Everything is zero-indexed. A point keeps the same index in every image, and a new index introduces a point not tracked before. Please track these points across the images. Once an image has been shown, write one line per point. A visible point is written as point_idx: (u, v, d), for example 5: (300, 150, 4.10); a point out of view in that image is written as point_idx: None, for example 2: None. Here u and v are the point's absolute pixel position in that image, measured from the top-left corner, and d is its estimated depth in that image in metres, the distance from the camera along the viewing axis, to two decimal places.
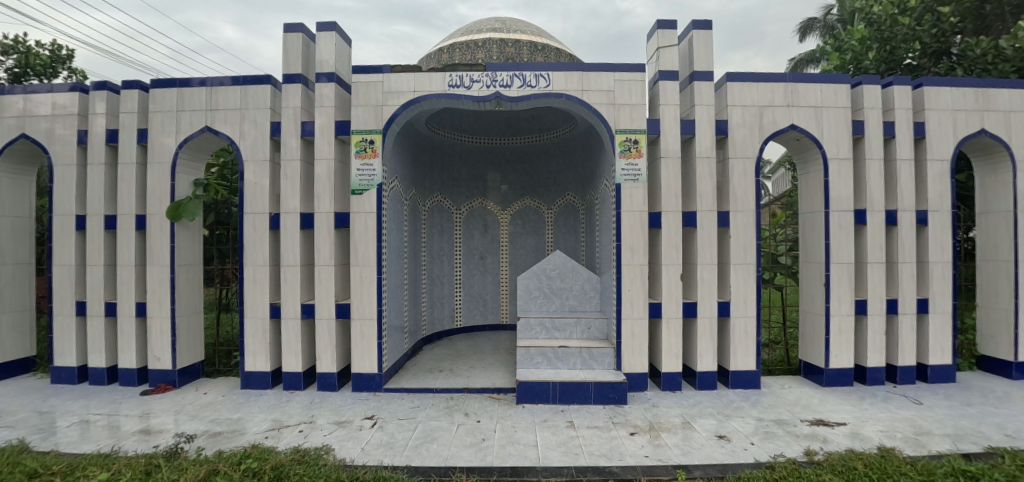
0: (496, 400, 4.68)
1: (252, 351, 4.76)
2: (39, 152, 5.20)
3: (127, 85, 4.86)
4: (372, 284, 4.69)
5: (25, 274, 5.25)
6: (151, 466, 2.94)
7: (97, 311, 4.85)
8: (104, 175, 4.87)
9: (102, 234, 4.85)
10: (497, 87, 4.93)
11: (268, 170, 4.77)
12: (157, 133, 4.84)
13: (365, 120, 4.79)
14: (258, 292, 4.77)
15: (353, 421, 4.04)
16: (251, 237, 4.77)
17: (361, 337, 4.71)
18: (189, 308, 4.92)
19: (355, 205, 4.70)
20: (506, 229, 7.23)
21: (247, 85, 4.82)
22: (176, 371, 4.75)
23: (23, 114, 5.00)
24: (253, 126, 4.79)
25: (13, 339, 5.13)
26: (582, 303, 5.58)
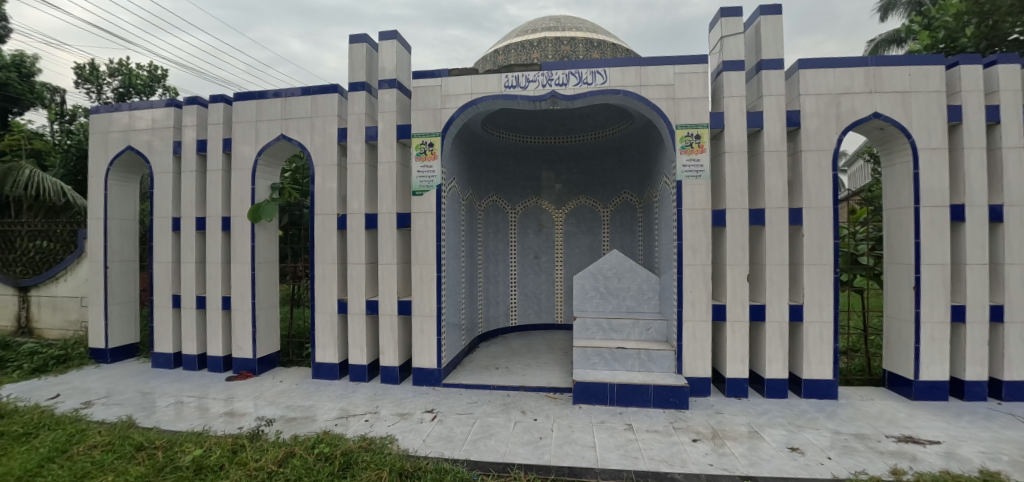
0: (552, 400, 4.66)
1: (322, 343, 5.06)
2: (142, 161, 5.83)
3: (214, 99, 5.34)
4: (432, 282, 4.83)
5: (131, 270, 5.91)
6: (236, 445, 3.19)
7: (189, 303, 5.35)
8: (195, 180, 5.37)
9: (194, 234, 5.36)
10: (553, 86, 4.92)
11: (335, 173, 5.05)
12: (238, 141, 5.27)
13: (425, 124, 4.95)
14: (327, 289, 5.06)
15: (414, 413, 4.19)
16: (320, 237, 5.06)
17: (421, 333, 4.87)
18: (267, 302, 5.32)
19: (416, 205, 4.86)
20: (561, 229, 7.20)
21: (317, 94, 5.13)
22: (256, 360, 5.15)
23: (129, 128, 5.62)
24: (322, 132, 5.09)
25: (121, 327, 5.77)
26: (640, 304, 5.43)
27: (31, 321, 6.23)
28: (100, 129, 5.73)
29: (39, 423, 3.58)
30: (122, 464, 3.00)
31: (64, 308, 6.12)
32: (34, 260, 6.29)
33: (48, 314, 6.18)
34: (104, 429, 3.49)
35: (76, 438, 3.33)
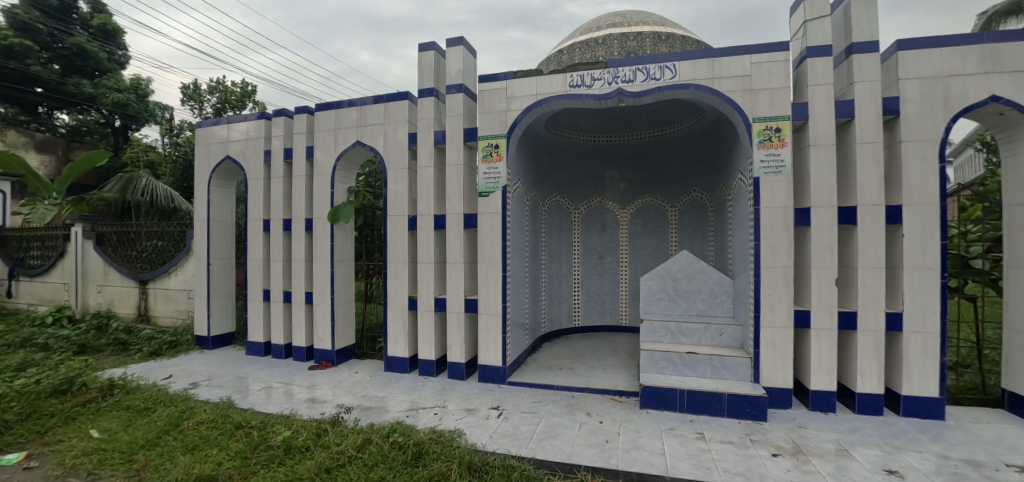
0: (619, 403, 4.55)
1: (393, 338, 5.31)
2: (238, 170, 6.44)
3: (298, 110, 5.78)
4: (497, 281, 4.90)
5: (228, 267, 6.54)
6: (319, 429, 3.42)
7: (277, 297, 5.83)
8: (282, 185, 5.85)
9: (281, 234, 5.83)
10: (620, 83, 4.82)
11: (406, 176, 5.28)
12: (319, 148, 5.66)
13: (490, 126, 5.04)
14: (399, 286, 5.30)
15: (481, 409, 4.27)
16: (393, 237, 5.31)
17: (486, 331, 4.96)
18: (344, 298, 5.67)
19: (482, 206, 4.97)
20: (626, 229, 7.02)
21: (389, 101, 5.39)
22: (334, 351, 5.50)
23: (227, 139, 6.23)
24: (394, 137, 5.34)
25: (220, 318, 6.40)
26: (712, 308, 5.17)
27: (149, 310, 7.09)
28: (204, 141, 6.40)
29: (157, 400, 4.06)
30: (224, 440, 3.32)
31: (175, 300, 6.90)
32: (152, 257, 7.20)
33: (162, 305, 7.00)
34: (208, 408, 3.89)
35: (186, 414, 3.74)
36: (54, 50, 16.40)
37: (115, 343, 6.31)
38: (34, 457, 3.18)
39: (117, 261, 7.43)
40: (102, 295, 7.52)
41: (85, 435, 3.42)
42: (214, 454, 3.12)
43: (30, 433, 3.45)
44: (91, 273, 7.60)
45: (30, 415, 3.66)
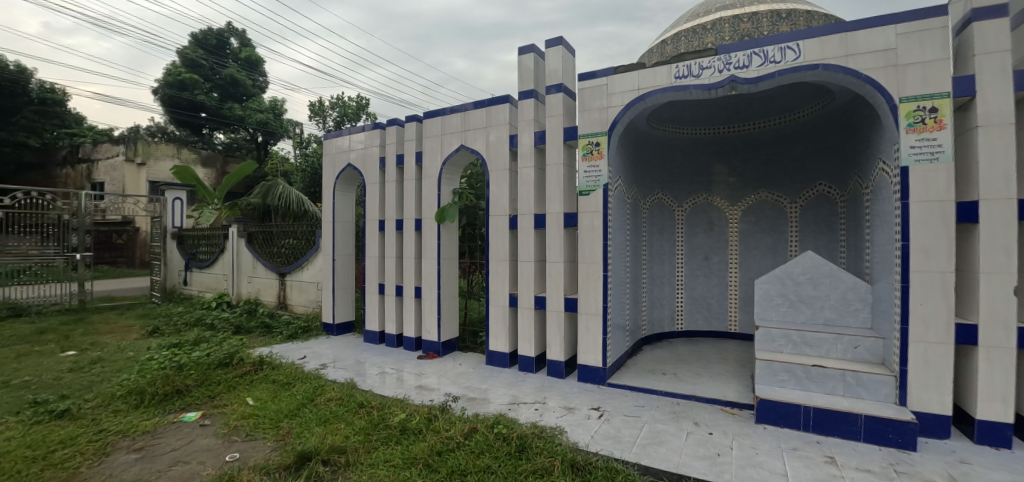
0: (731, 415, 4.22)
1: (494, 333, 5.48)
2: (357, 176, 7.10)
3: (409, 118, 6.22)
4: (598, 281, 4.82)
5: (350, 262, 7.24)
6: (430, 414, 3.65)
7: (390, 291, 6.35)
8: (395, 188, 6.35)
9: (394, 233, 6.34)
10: (732, 70, 4.46)
11: (507, 177, 5.41)
12: (428, 153, 6.04)
13: (591, 124, 4.97)
14: (500, 283, 5.46)
15: (581, 408, 4.24)
16: (495, 236, 5.49)
17: (586, 331, 4.91)
18: (449, 293, 5.99)
19: (583, 205, 4.92)
20: (737, 227, 6.49)
21: (490, 106, 5.56)
22: (440, 343, 5.84)
23: (349, 148, 6.91)
24: (495, 140, 5.51)
25: (343, 308, 7.14)
26: (843, 316, 4.55)
27: (287, 299, 8.15)
28: (330, 151, 7.18)
29: (296, 377, 4.65)
30: (350, 416, 3.70)
31: (307, 290, 7.83)
32: (289, 253, 8.25)
33: (297, 295, 8.00)
34: (336, 386, 4.36)
35: (319, 391, 4.23)
36: (213, 82, 19.98)
37: (262, 326, 7.36)
38: (208, 415, 3.82)
39: (263, 256, 8.65)
40: (251, 284, 8.80)
41: (243, 402, 4.03)
42: (342, 428, 3.48)
43: (204, 396, 4.16)
44: (243, 266, 8.95)
45: (204, 382, 4.40)
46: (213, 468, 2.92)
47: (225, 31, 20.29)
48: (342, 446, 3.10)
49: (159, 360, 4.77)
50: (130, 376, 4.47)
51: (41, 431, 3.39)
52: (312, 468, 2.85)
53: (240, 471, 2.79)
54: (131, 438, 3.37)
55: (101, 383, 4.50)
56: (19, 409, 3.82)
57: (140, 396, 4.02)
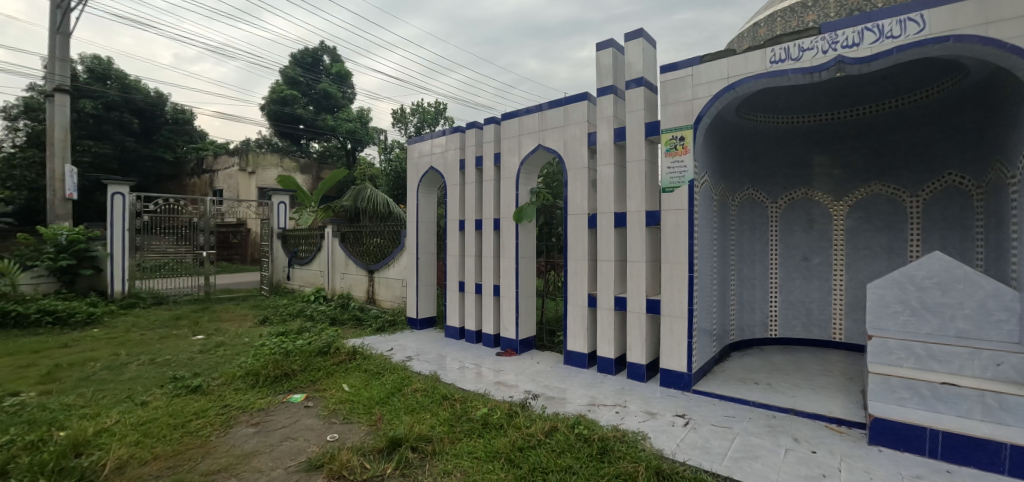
0: (837, 433, 3.80)
1: (573, 333, 5.43)
2: (439, 179, 7.39)
3: (488, 121, 6.35)
4: (683, 282, 4.59)
5: (432, 261, 7.55)
6: (511, 411, 3.69)
7: (470, 289, 6.54)
8: (475, 189, 6.53)
9: (473, 233, 6.52)
10: (840, 49, 4.00)
11: (585, 175, 5.33)
12: (506, 154, 6.12)
13: (675, 117, 4.74)
14: (578, 283, 5.40)
15: (664, 414, 4.06)
16: (573, 235, 5.44)
17: (670, 334, 4.69)
18: (527, 292, 6.03)
19: (666, 202, 4.70)
20: (842, 224, 5.83)
21: (568, 104, 5.49)
22: (518, 340, 5.90)
23: (431, 152, 7.22)
24: (573, 139, 5.43)
25: (426, 304, 7.49)
26: (982, 328, 3.80)
27: (375, 294, 8.72)
28: (414, 156, 7.54)
29: (385, 368, 4.95)
30: (435, 407, 3.85)
31: (393, 286, 8.31)
32: (377, 251, 8.81)
33: (384, 290, 8.52)
34: (421, 378, 4.57)
35: (406, 382, 4.46)
36: (310, 96, 22.00)
37: (354, 318, 7.94)
38: (310, 398, 4.20)
39: (354, 255, 9.32)
40: (344, 280, 9.52)
41: (340, 388, 4.37)
42: (428, 418, 3.64)
43: (307, 381, 4.57)
44: (337, 263, 9.71)
45: (307, 367, 4.84)
46: (317, 446, 3.19)
47: (318, 50, 22.36)
48: (429, 435, 3.24)
49: (270, 346, 5.32)
50: (247, 360, 5.04)
51: (180, 403, 3.92)
52: (402, 453, 3.00)
53: (339, 451, 3.02)
54: (249, 414, 3.79)
55: (224, 364, 5.12)
56: (163, 383, 4.47)
57: (255, 377, 4.51)
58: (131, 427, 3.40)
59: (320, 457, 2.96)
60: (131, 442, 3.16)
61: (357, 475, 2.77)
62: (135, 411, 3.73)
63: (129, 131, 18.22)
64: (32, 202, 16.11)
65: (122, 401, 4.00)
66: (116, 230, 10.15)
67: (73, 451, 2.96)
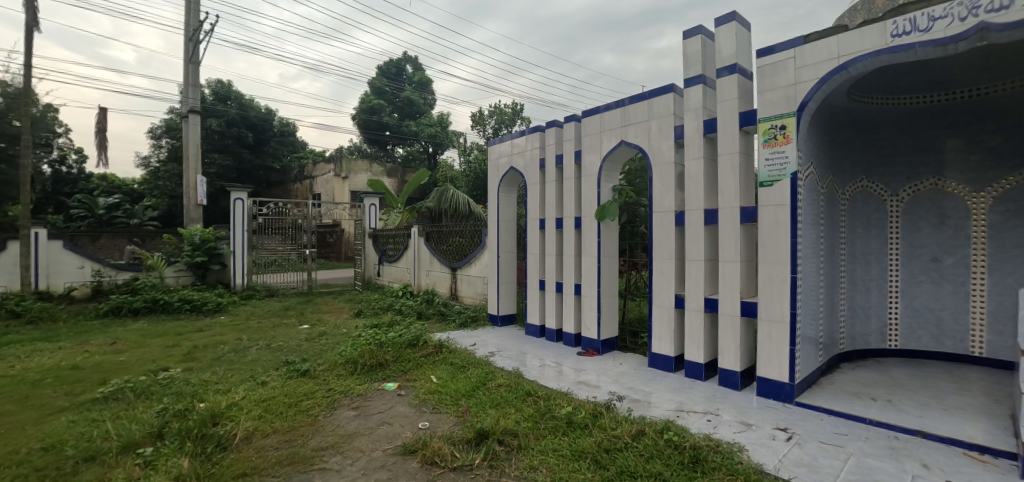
0: (979, 463, 3.24)
1: (658, 335, 5.22)
2: (519, 178, 7.48)
3: (568, 119, 6.31)
4: (784, 285, 4.20)
5: (512, 259, 7.66)
6: (596, 411, 3.63)
7: (550, 287, 6.55)
8: (555, 188, 6.52)
9: (554, 231, 6.52)
10: (982, 14, 3.35)
11: (672, 170, 5.08)
12: (587, 151, 6.03)
13: (775, 105, 4.34)
14: (665, 283, 5.17)
15: (763, 427, 3.75)
16: (659, 233, 5.22)
17: (769, 340, 4.33)
18: (609, 292, 5.90)
19: (764, 197, 4.34)
20: (984, 221, 4.96)
21: (653, 97, 5.27)
22: (600, 341, 5.80)
23: (512, 153, 7.33)
24: (659, 134, 5.20)
25: (507, 301, 7.63)
26: None
27: (458, 291, 9.05)
28: (495, 157, 7.70)
29: (469, 362, 5.11)
30: (520, 403, 3.90)
31: (475, 284, 8.55)
32: (460, 249, 9.14)
33: (466, 287, 8.82)
34: (505, 374, 4.66)
35: (490, 376, 4.58)
36: (395, 105, 23.52)
37: (438, 313, 8.32)
38: (403, 387, 4.46)
39: (438, 253, 9.75)
40: (428, 277, 9.99)
41: (429, 379, 4.59)
42: (513, 412, 3.70)
43: (399, 371, 4.85)
44: (422, 261, 10.22)
45: (400, 358, 5.14)
46: (410, 432, 3.38)
47: (402, 60, 23.92)
48: (515, 430, 3.29)
49: (366, 337, 5.74)
50: (346, 348, 5.48)
51: (293, 384, 4.37)
52: (490, 446, 3.08)
53: (431, 439, 3.17)
54: (350, 398, 4.12)
55: (328, 352, 5.62)
56: (278, 366, 5.01)
57: (354, 365, 4.90)
58: (254, 403, 3.85)
59: (413, 443, 3.13)
60: (255, 416, 3.58)
61: (449, 462, 2.90)
62: (257, 389, 4.23)
63: (246, 144, 20.67)
64: (173, 208, 18.71)
65: (247, 380, 4.55)
66: (238, 230, 11.62)
67: (212, 420, 3.41)
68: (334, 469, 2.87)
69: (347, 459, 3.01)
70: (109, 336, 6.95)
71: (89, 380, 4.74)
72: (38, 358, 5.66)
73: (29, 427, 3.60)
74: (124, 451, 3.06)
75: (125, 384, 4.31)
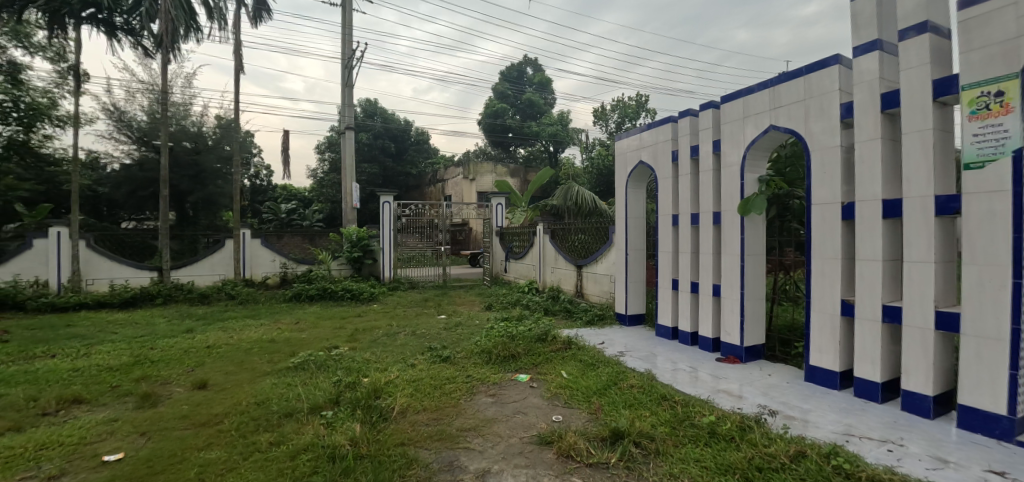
0: None
1: (819, 346, 4.56)
2: (649, 172, 7.16)
3: (705, 107, 5.84)
4: (1001, 293, 3.32)
5: (641, 257, 7.36)
6: (744, 424, 3.31)
7: (685, 288, 6.16)
8: (690, 182, 6.09)
9: (689, 228, 6.10)
10: None
11: (838, 155, 4.36)
12: (728, 141, 5.51)
13: (986, 66, 3.43)
14: (827, 287, 4.50)
15: (968, 467, 3.02)
16: (820, 229, 4.55)
17: (977, 361, 3.47)
18: (755, 294, 5.33)
19: (970, 183, 3.49)
20: None
21: (811, 73, 4.59)
22: (743, 347, 5.28)
23: (640, 147, 7.04)
24: (820, 114, 4.50)
25: (635, 301, 7.36)
26: None
27: (583, 288, 9.01)
28: (622, 152, 7.48)
29: (599, 360, 5.06)
30: (655, 406, 3.74)
31: (601, 281, 8.43)
32: (585, 246, 9.10)
33: (592, 285, 8.73)
34: (637, 375, 4.52)
35: (622, 376, 4.48)
36: (518, 107, 24.41)
37: (564, 310, 8.39)
38: (534, 379, 4.59)
39: (563, 250, 9.83)
40: (553, 274, 10.14)
41: (559, 374, 4.66)
42: (648, 416, 3.56)
43: (530, 364, 5.00)
44: (547, 258, 10.39)
45: (530, 352, 5.30)
46: (544, 424, 3.47)
47: (523, 63, 24.76)
48: (652, 434, 3.15)
49: (499, 329, 6.06)
50: (481, 338, 5.84)
51: (436, 368, 4.80)
52: (626, 446, 3.00)
53: (565, 432, 3.21)
54: (487, 385, 4.38)
55: (464, 341, 6.05)
56: (423, 351, 5.54)
57: (489, 354, 5.20)
58: (406, 381, 4.33)
59: (549, 434, 3.21)
60: (408, 393, 4.02)
61: (584, 458, 2.90)
62: (409, 370, 4.75)
63: (390, 153, 23.28)
64: (335, 211, 21.93)
65: (400, 361, 5.14)
66: (386, 229, 13.15)
67: (375, 393, 3.92)
68: (477, 449, 3.08)
69: (487, 442, 3.21)
70: (293, 317, 8.43)
71: (283, 351, 5.81)
72: (248, 332, 7.11)
73: (246, 385, 4.54)
74: (312, 411, 3.68)
75: (308, 356, 5.18)
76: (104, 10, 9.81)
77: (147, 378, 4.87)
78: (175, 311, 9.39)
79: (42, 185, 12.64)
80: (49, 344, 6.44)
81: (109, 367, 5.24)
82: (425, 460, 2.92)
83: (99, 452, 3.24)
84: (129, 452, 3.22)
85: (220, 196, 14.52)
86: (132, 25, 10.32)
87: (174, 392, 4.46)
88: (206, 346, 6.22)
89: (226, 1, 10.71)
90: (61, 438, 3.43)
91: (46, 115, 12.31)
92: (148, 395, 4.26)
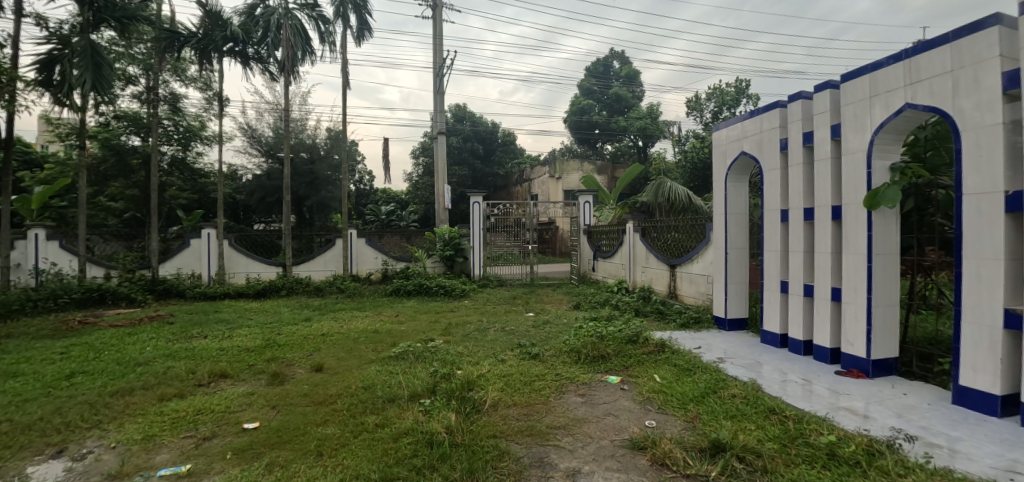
0: None
1: (973, 364, 3.85)
2: (752, 164, 6.57)
3: (821, 88, 5.22)
4: None
5: (743, 256, 6.80)
6: (872, 448, 2.91)
7: (797, 291, 5.57)
8: (803, 173, 5.49)
9: (801, 225, 5.50)
10: None
11: (998, 135, 3.63)
12: (850, 125, 4.88)
13: None
14: (983, 294, 3.77)
15: None
16: (974, 224, 3.82)
17: None
18: (887, 300, 4.64)
19: None
20: None
21: (960, 39, 3.87)
22: (870, 360, 4.63)
23: (742, 136, 6.49)
24: (973, 88, 3.78)
25: (736, 304, 6.82)
26: None
27: (677, 289, 8.56)
28: (721, 143, 6.96)
29: (695, 365, 4.77)
30: (761, 419, 3.44)
31: (697, 282, 7.93)
32: (680, 245, 8.65)
33: (687, 286, 8.25)
34: (739, 384, 4.19)
35: (722, 384, 4.18)
36: (604, 103, 23.98)
37: (656, 311, 8.04)
38: (625, 381, 4.46)
39: (655, 249, 9.43)
40: (644, 273, 9.76)
41: (652, 378, 4.47)
42: (753, 429, 3.28)
43: (621, 365, 4.86)
44: (638, 257, 10.02)
45: (621, 353, 5.17)
46: (637, 428, 3.36)
47: (610, 57, 24.26)
48: (758, 449, 2.89)
49: (587, 328, 5.99)
50: (569, 337, 5.83)
51: (525, 365, 4.88)
52: (728, 460, 2.79)
53: (660, 439, 3.08)
54: (576, 385, 4.35)
55: (552, 339, 6.06)
56: (513, 348, 5.65)
57: (579, 353, 5.16)
58: (498, 376, 4.45)
59: (642, 439, 3.10)
60: (499, 388, 4.13)
61: (681, 468, 2.76)
62: (499, 364, 4.88)
63: (478, 155, 24.09)
64: (428, 211, 23.23)
65: (491, 355, 5.32)
66: (477, 228, 13.62)
67: (469, 386, 4.06)
68: (568, 448, 3.07)
69: (578, 442, 3.18)
70: (393, 310, 9.08)
71: (385, 342, 6.30)
72: (355, 323, 7.81)
73: (355, 370, 5.00)
74: (412, 399, 3.94)
75: (407, 347, 5.55)
76: (240, 43, 11.38)
77: (278, 359, 5.57)
78: (296, 302, 10.64)
79: (196, 194, 15.06)
80: (201, 326, 7.65)
81: (246, 348, 6.10)
82: (516, 454, 2.97)
83: (240, 419, 3.78)
84: (263, 422, 3.71)
85: (331, 200, 16.12)
86: (261, 54, 11.77)
87: (297, 373, 5.05)
88: (321, 333, 6.94)
89: (334, 25, 11.86)
90: (212, 406, 4.06)
91: (197, 136, 14.57)
92: (277, 374, 4.86)
